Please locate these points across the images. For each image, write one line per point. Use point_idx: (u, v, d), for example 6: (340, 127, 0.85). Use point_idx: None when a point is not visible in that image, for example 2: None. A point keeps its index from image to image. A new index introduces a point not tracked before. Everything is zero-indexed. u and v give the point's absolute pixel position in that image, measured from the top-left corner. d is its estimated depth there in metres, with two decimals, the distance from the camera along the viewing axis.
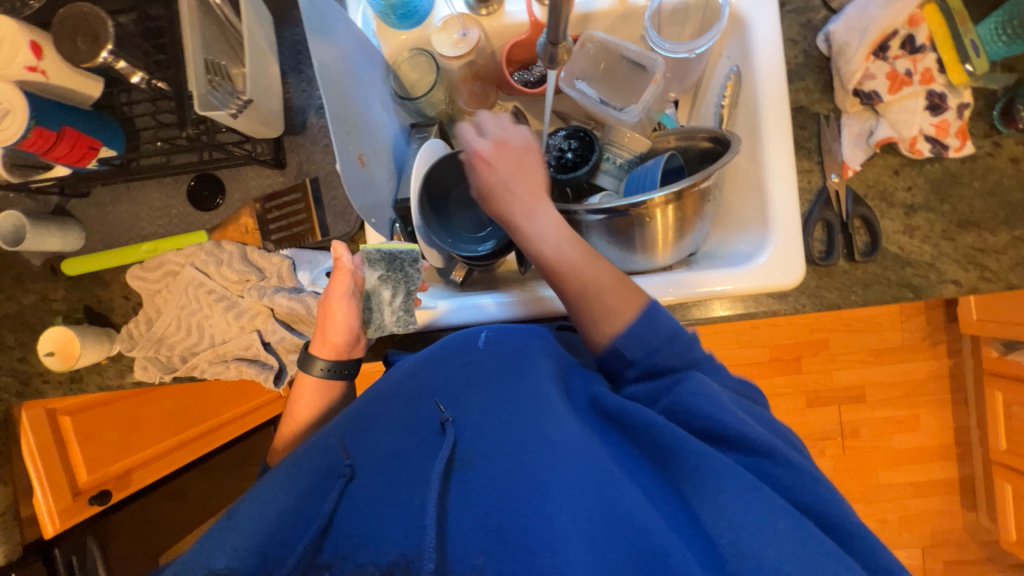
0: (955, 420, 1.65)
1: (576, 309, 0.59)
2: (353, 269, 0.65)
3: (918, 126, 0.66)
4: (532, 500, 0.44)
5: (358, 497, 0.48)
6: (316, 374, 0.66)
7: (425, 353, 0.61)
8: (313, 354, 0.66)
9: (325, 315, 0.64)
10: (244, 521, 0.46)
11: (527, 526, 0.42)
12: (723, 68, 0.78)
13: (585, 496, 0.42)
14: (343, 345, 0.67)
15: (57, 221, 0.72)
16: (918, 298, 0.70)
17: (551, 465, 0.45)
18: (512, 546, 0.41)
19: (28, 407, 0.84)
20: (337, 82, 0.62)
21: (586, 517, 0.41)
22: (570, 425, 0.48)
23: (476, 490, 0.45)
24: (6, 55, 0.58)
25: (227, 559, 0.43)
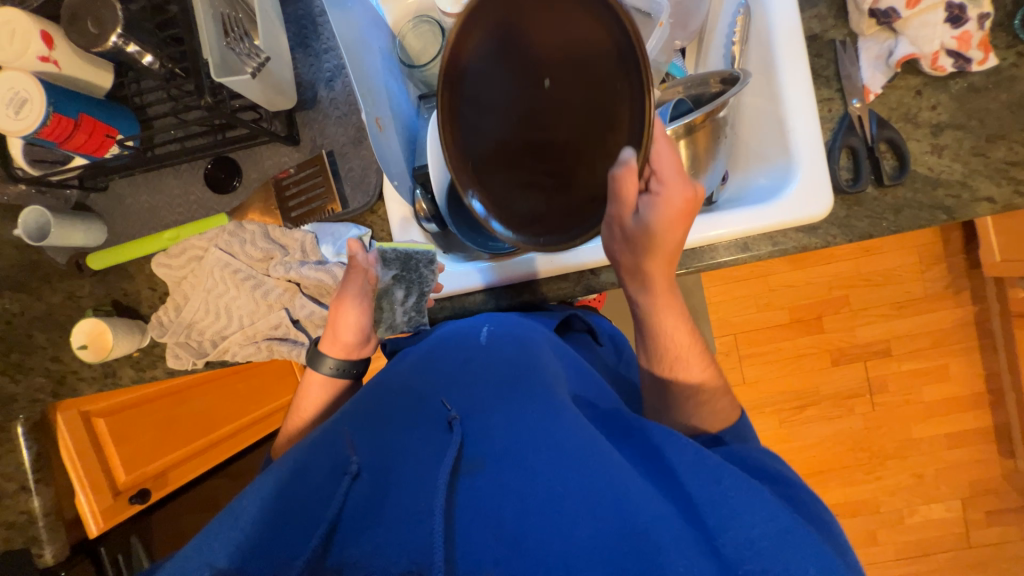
0: (985, 367, 1.61)
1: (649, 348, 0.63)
2: (367, 268, 0.64)
3: (940, 40, 0.64)
4: (540, 507, 0.43)
5: (366, 497, 0.48)
6: (326, 372, 0.66)
7: (421, 354, 0.64)
8: (323, 353, 0.66)
9: (337, 318, 0.64)
10: (249, 523, 0.45)
11: (535, 529, 0.42)
12: (731, 4, 0.77)
13: (592, 500, 0.42)
14: (353, 344, 0.66)
15: (80, 216, 0.72)
16: (952, 219, 0.68)
17: (563, 474, 0.45)
18: (519, 550, 0.40)
19: (63, 410, 0.84)
20: (352, 46, 0.63)
21: (600, 527, 0.40)
22: (581, 429, 0.49)
23: (484, 494, 0.45)
24: (17, 48, 0.58)
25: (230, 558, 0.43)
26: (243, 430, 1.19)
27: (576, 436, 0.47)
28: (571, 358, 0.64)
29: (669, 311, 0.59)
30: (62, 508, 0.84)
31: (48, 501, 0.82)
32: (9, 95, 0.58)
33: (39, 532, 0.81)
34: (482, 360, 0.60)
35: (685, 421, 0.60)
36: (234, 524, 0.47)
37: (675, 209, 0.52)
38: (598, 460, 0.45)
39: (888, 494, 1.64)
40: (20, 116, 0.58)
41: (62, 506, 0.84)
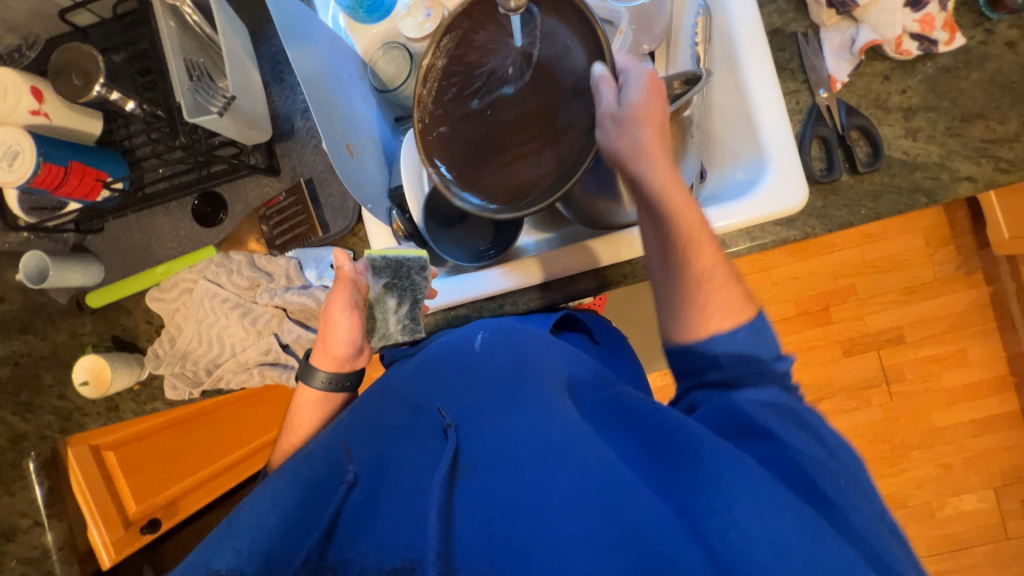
0: (1006, 348, 1.56)
1: (662, 243, 0.57)
2: (354, 278, 0.63)
3: (901, 25, 0.64)
4: (531, 509, 0.44)
5: (363, 503, 0.49)
6: (319, 386, 0.66)
7: (414, 363, 0.63)
8: (315, 366, 0.66)
9: (326, 328, 0.63)
10: (245, 527, 0.46)
11: (524, 527, 0.43)
12: (692, 7, 0.77)
13: (580, 494, 0.44)
14: (345, 358, 0.66)
15: (77, 258, 0.75)
16: (933, 202, 0.67)
17: (556, 475, 0.45)
18: (510, 548, 0.42)
19: (74, 444, 0.87)
20: (318, 78, 0.64)
21: (589, 523, 0.42)
22: (573, 427, 0.49)
23: (476, 497, 0.46)
24: (9, 103, 0.62)
25: (228, 559, 0.44)
26: (256, 451, 1.22)
27: (568, 437, 0.48)
28: (571, 353, 0.61)
29: (680, 189, 0.56)
30: (74, 543, 0.88)
31: (59, 539, 0.85)
32: (2, 149, 0.62)
33: (53, 567, 0.85)
34: (478, 366, 0.58)
35: (699, 314, 0.56)
36: (230, 521, 0.49)
37: (650, 84, 0.56)
38: (585, 457, 0.46)
39: (914, 487, 1.58)
40: (13, 168, 0.62)
41: (74, 542, 0.88)
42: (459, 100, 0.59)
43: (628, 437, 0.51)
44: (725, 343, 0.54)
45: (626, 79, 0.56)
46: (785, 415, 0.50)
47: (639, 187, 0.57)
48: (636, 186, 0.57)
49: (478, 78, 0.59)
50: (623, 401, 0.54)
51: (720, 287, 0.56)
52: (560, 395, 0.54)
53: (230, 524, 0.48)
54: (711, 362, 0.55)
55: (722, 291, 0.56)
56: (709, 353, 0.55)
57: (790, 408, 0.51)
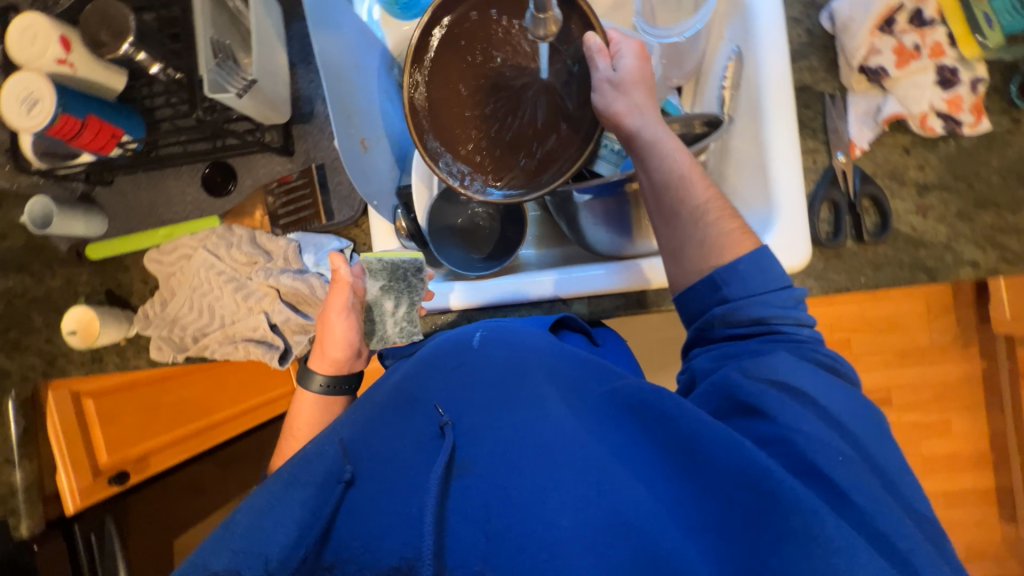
0: (989, 426, 1.55)
1: (657, 192, 0.58)
2: (352, 282, 0.65)
3: (928, 101, 0.64)
4: (531, 508, 0.44)
5: (362, 502, 0.47)
6: (317, 390, 0.68)
7: (416, 360, 0.61)
8: (313, 370, 0.68)
9: (324, 329, 0.65)
10: (240, 532, 0.45)
11: (518, 523, 0.44)
12: (724, 50, 0.77)
13: (574, 494, 0.45)
14: (343, 360, 0.68)
15: (82, 208, 0.76)
16: (933, 281, 0.67)
17: (554, 473, 0.46)
18: (506, 544, 0.43)
19: (54, 387, 0.87)
20: (340, 69, 0.64)
21: (585, 523, 0.43)
22: (570, 427, 0.50)
23: (474, 496, 0.46)
24: (36, 50, 0.63)
25: (226, 560, 0.43)
26: (241, 414, 1.21)
27: (565, 439, 0.48)
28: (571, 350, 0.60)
29: (669, 139, 0.57)
30: (42, 483, 0.88)
31: (29, 477, 0.86)
32: (22, 93, 0.62)
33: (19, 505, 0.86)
34: (473, 364, 0.57)
35: (699, 247, 0.57)
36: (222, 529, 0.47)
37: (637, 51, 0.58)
38: (584, 459, 0.47)
39: None
40: (30, 114, 0.62)
41: (42, 482, 0.88)
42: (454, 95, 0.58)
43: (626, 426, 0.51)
44: (728, 274, 0.55)
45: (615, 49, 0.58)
46: (785, 385, 0.50)
47: (633, 142, 0.57)
48: (629, 144, 0.58)
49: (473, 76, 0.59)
50: (624, 393, 0.52)
51: (713, 218, 0.57)
52: (555, 390, 0.54)
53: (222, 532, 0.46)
54: (715, 296, 0.56)
55: (717, 221, 0.57)
56: (713, 288, 0.56)
57: (795, 368, 0.50)
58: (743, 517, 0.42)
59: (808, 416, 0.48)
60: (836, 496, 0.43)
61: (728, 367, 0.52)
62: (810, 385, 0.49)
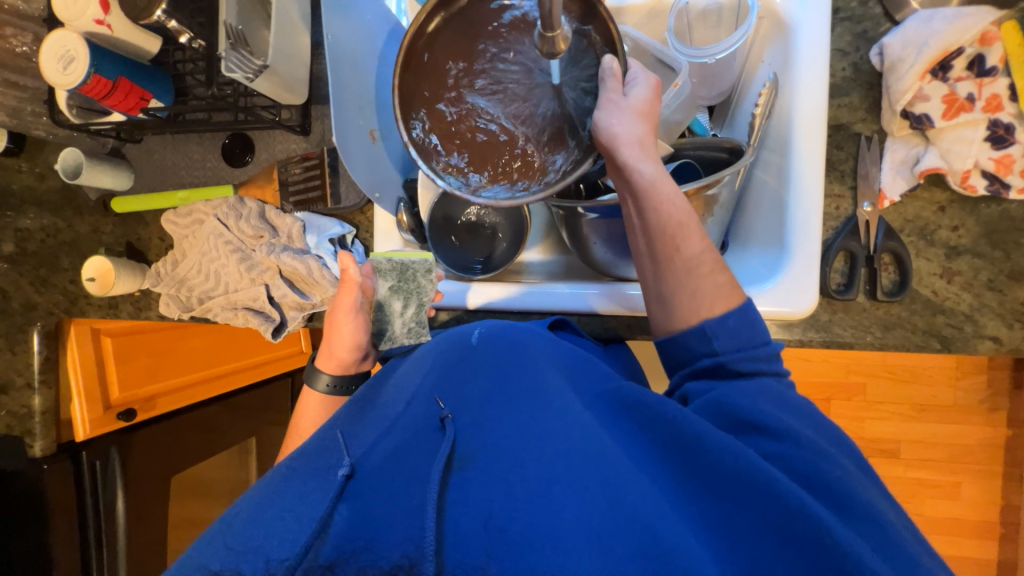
0: (1004, 496, 1.46)
1: (652, 239, 0.54)
2: (361, 282, 0.65)
3: (974, 158, 0.59)
4: (531, 496, 0.43)
5: (363, 491, 0.46)
6: (322, 389, 0.69)
7: (418, 359, 0.62)
8: (320, 369, 0.69)
9: (332, 330, 0.66)
10: (238, 526, 0.45)
11: (523, 514, 0.42)
12: (762, 75, 0.71)
13: (579, 493, 0.42)
14: (349, 361, 0.69)
15: (111, 163, 0.80)
16: (947, 351, 0.63)
17: (557, 466, 0.44)
18: (509, 539, 0.41)
19: (76, 323, 0.95)
20: (349, 59, 0.62)
21: (591, 516, 0.41)
22: (571, 419, 0.49)
23: (473, 486, 0.44)
24: (77, 9, 0.65)
25: (220, 559, 0.43)
26: (244, 368, 1.34)
27: (565, 429, 0.47)
28: (570, 354, 0.61)
29: (668, 182, 0.53)
30: (57, 409, 0.95)
31: (46, 401, 0.92)
32: (62, 52, 0.66)
33: (34, 426, 0.92)
34: (474, 360, 0.59)
35: (692, 296, 0.53)
36: (220, 531, 0.47)
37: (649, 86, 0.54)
38: (588, 452, 0.45)
39: None
40: (67, 72, 0.66)
41: (57, 408, 0.95)
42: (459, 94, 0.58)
43: (624, 431, 0.50)
44: (718, 328, 0.52)
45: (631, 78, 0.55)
46: (779, 406, 0.48)
47: (627, 176, 0.53)
48: (624, 179, 0.54)
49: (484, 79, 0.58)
50: (622, 395, 0.52)
51: (706, 271, 0.54)
52: (553, 386, 0.53)
53: (201, 542, 0.47)
54: (702, 350, 0.53)
55: (709, 274, 0.53)
56: (703, 338, 0.53)
57: (785, 397, 0.49)
58: (759, 528, 0.40)
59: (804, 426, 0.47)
60: (848, 511, 0.41)
61: (723, 389, 0.50)
62: (794, 406, 0.49)
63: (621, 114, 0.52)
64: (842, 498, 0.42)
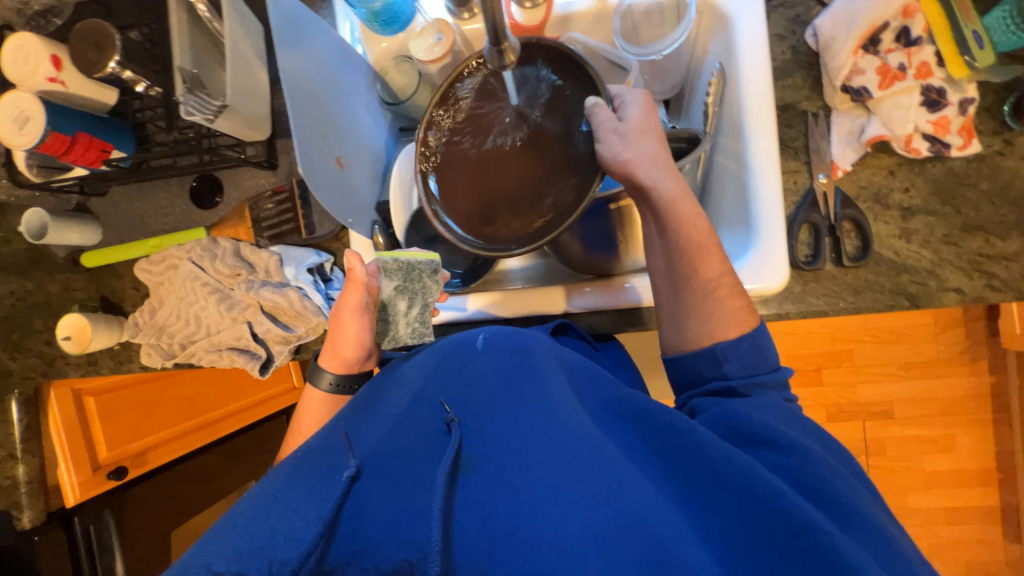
0: (997, 442, 1.51)
1: (673, 255, 0.59)
2: (367, 281, 0.64)
3: (913, 123, 0.62)
4: (536, 501, 0.43)
5: (369, 493, 0.47)
6: (326, 388, 0.69)
7: (425, 358, 0.63)
8: (323, 368, 0.69)
9: (336, 329, 0.65)
10: (243, 525, 0.45)
11: (529, 521, 0.42)
12: (708, 65, 0.75)
13: (585, 492, 0.43)
14: (352, 360, 0.69)
15: (76, 218, 0.79)
16: (916, 307, 0.65)
17: (561, 470, 0.45)
18: (515, 541, 0.41)
19: (56, 386, 0.92)
20: (312, 88, 0.62)
21: (596, 519, 0.41)
22: (577, 422, 0.49)
23: (480, 492, 0.45)
24: (30, 68, 0.65)
25: (226, 560, 0.42)
26: (237, 412, 1.30)
27: (571, 433, 0.48)
28: (574, 363, 0.61)
29: (688, 201, 0.58)
30: (43, 475, 0.91)
31: (30, 469, 0.89)
32: (15, 112, 0.65)
33: (21, 497, 0.88)
34: (478, 365, 0.59)
35: (705, 320, 0.58)
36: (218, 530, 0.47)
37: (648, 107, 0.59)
38: (592, 454, 0.46)
39: None
40: (23, 132, 0.65)
41: (43, 474, 0.92)
42: (467, 146, 0.61)
43: (629, 435, 0.51)
44: (729, 352, 0.56)
45: (621, 101, 0.60)
46: (786, 421, 0.51)
47: (650, 196, 0.57)
48: (647, 201, 0.58)
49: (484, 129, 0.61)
50: (628, 404, 0.54)
51: (724, 294, 0.58)
52: (562, 390, 0.54)
53: (200, 544, 0.46)
54: (714, 373, 0.57)
55: (726, 299, 0.58)
56: (713, 361, 0.56)
57: (790, 414, 0.53)
58: (764, 543, 0.40)
59: (797, 432, 0.50)
60: (845, 521, 0.42)
61: (734, 403, 0.53)
62: (784, 416, 0.52)
63: (639, 139, 0.56)
64: (833, 504, 0.43)
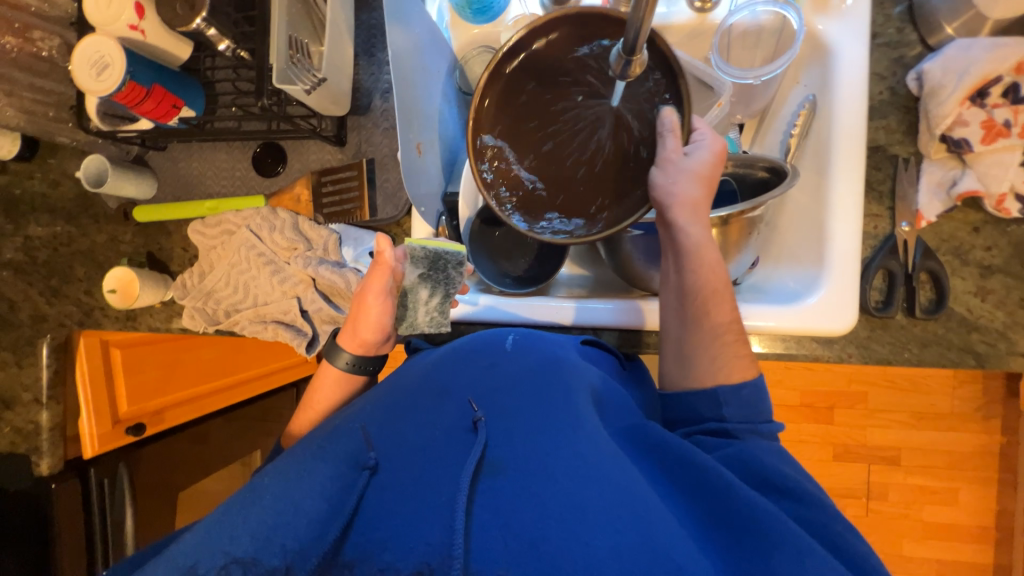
0: (1000, 502, 1.50)
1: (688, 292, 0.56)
2: (394, 266, 0.60)
3: (1010, 182, 0.61)
4: (561, 518, 0.41)
5: (387, 488, 0.45)
6: (342, 366, 0.66)
7: (448, 354, 0.63)
8: (341, 347, 0.66)
9: (359, 312, 0.62)
10: (264, 505, 0.43)
11: (557, 534, 0.40)
12: (797, 96, 0.74)
13: (608, 517, 0.41)
14: (371, 343, 0.65)
15: (135, 170, 0.77)
16: (981, 367, 0.64)
17: (587, 489, 0.43)
18: (538, 555, 0.39)
19: (86, 335, 0.90)
20: (407, 71, 0.61)
21: (622, 546, 0.39)
22: (603, 443, 0.48)
23: (504, 499, 0.43)
24: (112, 12, 0.63)
25: (246, 546, 0.40)
26: (254, 379, 1.26)
27: (599, 451, 0.46)
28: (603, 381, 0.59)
29: (712, 248, 0.56)
30: (64, 426, 0.90)
31: (54, 417, 0.88)
32: (95, 57, 0.63)
33: (42, 443, 0.88)
34: (505, 367, 0.59)
35: (711, 365, 0.55)
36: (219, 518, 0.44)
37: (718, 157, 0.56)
38: (618, 477, 0.44)
39: None
40: (100, 79, 0.63)
41: (64, 425, 0.90)
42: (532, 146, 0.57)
43: (647, 465, 0.49)
44: (729, 396, 0.53)
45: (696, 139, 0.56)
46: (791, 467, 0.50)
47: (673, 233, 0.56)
48: (670, 233, 0.57)
49: (564, 124, 0.57)
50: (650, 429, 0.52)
51: (732, 341, 0.55)
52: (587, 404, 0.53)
53: (228, 507, 0.45)
54: (709, 420, 0.54)
55: (733, 344, 0.55)
56: (714, 405, 0.54)
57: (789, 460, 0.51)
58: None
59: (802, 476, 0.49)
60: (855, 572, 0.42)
61: (751, 446, 0.50)
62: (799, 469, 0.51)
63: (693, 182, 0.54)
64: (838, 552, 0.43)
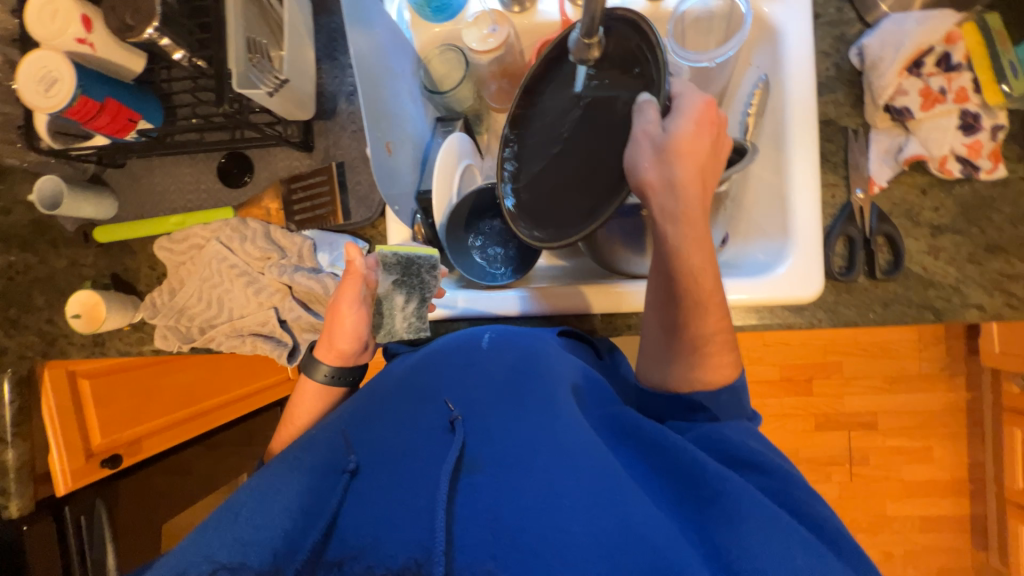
0: (970, 455, 1.59)
1: (667, 296, 0.56)
2: (366, 274, 0.62)
3: (950, 145, 0.65)
4: (539, 508, 0.41)
5: (366, 493, 0.45)
6: (320, 380, 0.65)
7: (425, 357, 0.63)
8: (319, 359, 0.65)
9: (334, 321, 0.62)
10: (244, 516, 0.42)
11: (536, 526, 0.40)
12: (751, 77, 0.77)
13: (586, 501, 0.41)
14: (349, 353, 0.65)
15: (93, 190, 0.75)
16: (939, 321, 0.68)
17: (565, 477, 0.43)
18: (517, 545, 0.39)
19: (51, 366, 0.86)
20: (371, 70, 0.61)
21: (600, 529, 0.39)
22: (581, 430, 0.48)
23: (482, 492, 0.43)
24: (56, 27, 0.61)
25: (229, 551, 0.39)
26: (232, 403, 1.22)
27: (577, 439, 0.46)
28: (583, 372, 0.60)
29: (697, 252, 0.54)
30: (33, 464, 0.86)
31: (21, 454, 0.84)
32: (42, 73, 0.61)
33: (8, 483, 0.83)
34: (483, 364, 0.59)
35: (687, 370, 0.55)
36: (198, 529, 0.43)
37: (704, 119, 0.53)
38: (596, 461, 0.44)
39: None
40: (49, 94, 0.61)
41: (33, 463, 0.86)
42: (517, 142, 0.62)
43: (627, 452, 0.50)
44: (710, 402, 0.54)
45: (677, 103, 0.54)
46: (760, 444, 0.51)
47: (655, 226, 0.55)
48: (656, 236, 0.56)
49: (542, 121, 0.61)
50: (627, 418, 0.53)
51: (712, 351, 0.55)
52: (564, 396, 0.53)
53: (200, 532, 0.42)
54: (689, 403, 0.54)
55: (715, 354, 0.55)
56: (690, 410, 0.54)
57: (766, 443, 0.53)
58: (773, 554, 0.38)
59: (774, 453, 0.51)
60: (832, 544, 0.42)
61: (728, 429, 0.51)
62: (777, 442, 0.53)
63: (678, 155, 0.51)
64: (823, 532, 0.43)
